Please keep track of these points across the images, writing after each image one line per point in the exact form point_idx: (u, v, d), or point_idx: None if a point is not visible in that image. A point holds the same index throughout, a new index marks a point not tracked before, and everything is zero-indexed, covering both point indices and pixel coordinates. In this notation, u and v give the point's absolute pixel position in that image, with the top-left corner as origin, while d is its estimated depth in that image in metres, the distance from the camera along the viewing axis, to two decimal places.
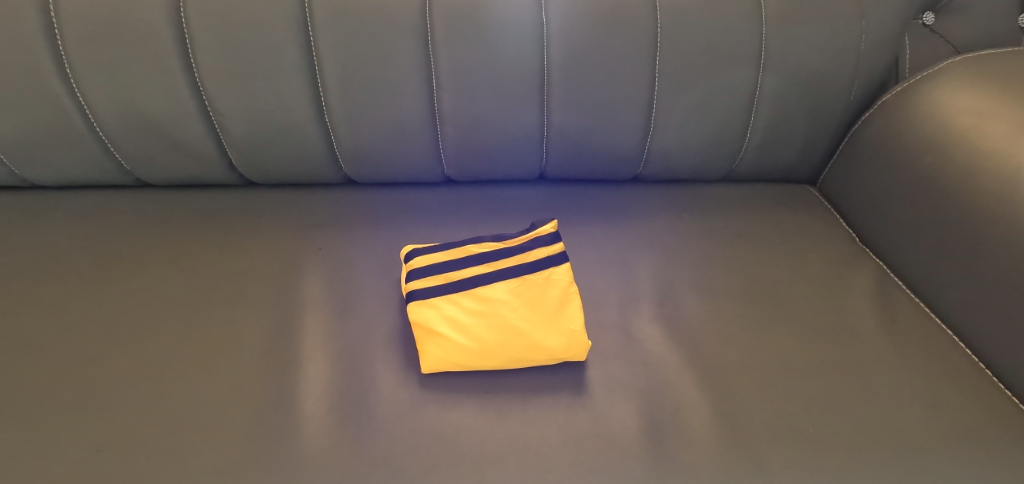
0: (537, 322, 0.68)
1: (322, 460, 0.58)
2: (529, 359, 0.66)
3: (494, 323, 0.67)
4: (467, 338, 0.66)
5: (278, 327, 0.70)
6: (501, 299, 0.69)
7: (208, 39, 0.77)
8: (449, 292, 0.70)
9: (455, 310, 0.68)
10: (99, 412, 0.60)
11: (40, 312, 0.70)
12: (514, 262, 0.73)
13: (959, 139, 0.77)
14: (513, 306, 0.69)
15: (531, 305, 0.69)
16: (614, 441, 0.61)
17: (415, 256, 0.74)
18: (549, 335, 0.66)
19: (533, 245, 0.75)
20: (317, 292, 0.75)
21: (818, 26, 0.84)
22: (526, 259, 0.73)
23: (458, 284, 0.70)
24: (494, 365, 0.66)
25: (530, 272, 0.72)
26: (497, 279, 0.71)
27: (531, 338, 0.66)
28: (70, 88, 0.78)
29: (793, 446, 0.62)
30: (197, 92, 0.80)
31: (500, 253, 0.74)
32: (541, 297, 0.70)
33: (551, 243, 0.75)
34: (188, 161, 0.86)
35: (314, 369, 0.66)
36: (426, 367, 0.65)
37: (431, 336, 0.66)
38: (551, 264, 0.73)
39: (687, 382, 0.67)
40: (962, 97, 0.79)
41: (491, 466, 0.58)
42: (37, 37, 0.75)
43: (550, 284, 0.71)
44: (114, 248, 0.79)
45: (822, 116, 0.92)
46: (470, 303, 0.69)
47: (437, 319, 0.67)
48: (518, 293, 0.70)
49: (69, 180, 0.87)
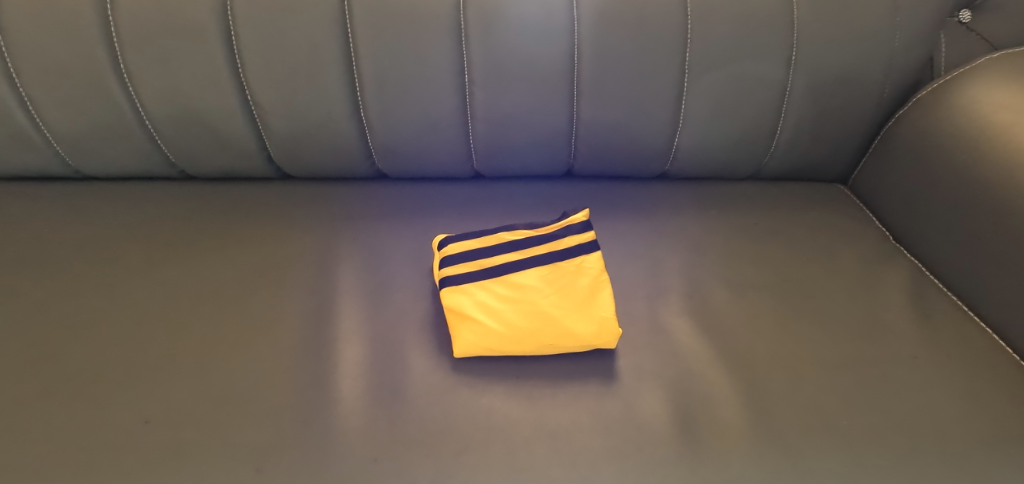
0: (569, 308, 0.68)
1: (357, 439, 0.59)
2: (560, 346, 0.67)
3: (525, 309, 0.68)
4: (500, 323, 0.67)
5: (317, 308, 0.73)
6: (533, 286, 0.70)
7: (252, 37, 0.80)
8: (481, 279, 0.71)
9: (487, 296, 0.70)
10: (146, 387, 0.63)
11: (92, 294, 0.73)
12: (545, 250, 0.74)
13: (999, 135, 0.76)
14: (545, 293, 0.70)
15: (562, 292, 0.70)
16: (644, 429, 0.62)
17: (448, 244, 0.75)
18: (580, 323, 0.67)
19: (564, 234, 0.76)
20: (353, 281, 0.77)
21: (851, 23, 0.84)
22: (558, 247, 0.74)
23: (491, 270, 0.72)
24: (526, 350, 0.67)
25: (561, 261, 0.73)
26: (529, 267, 0.72)
27: (562, 324, 0.67)
28: (123, 84, 0.82)
29: (827, 439, 0.62)
30: (240, 87, 0.83)
31: (531, 241, 0.75)
32: (571, 285, 0.71)
33: (582, 232, 0.76)
34: (229, 155, 0.89)
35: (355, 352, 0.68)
36: (458, 352, 0.66)
37: (464, 320, 0.67)
38: (582, 253, 0.74)
39: (716, 374, 0.67)
40: (1001, 93, 0.78)
41: (521, 449, 0.59)
42: (94, 34, 0.79)
43: (581, 272, 0.72)
44: (160, 237, 0.82)
45: (855, 114, 0.91)
46: (501, 289, 0.70)
47: (468, 304, 0.68)
48: (549, 280, 0.71)
49: (118, 172, 0.91)
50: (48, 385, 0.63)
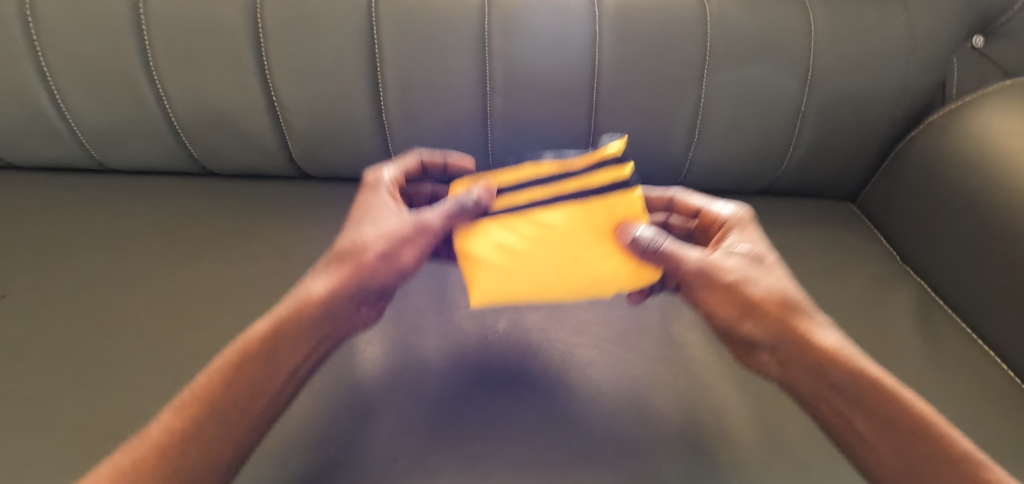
0: (599, 254, 0.62)
1: (380, 439, 0.62)
2: (593, 292, 0.62)
3: (553, 253, 0.61)
4: (520, 267, 0.61)
5: (385, 189, 0.67)
6: (562, 225, 0.61)
7: (281, 40, 0.82)
8: (500, 219, 0.62)
9: (507, 236, 0.62)
10: (175, 381, 0.66)
11: (120, 288, 0.76)
12: (575, 186, 0.62)
13: (1008, 163, 0.78)
14: (576, 233, 0.61)
15: (595, 234, 0.62)
16: (656, 437, 0.64)
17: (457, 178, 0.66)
18: (616, 271, 0.62)
19: (601, 168, 0.63)
20: (431, 193, 0.74)
21: (865, 47, 0.86)
22: (590, 182, 0.62)
23: (512, 208, 0.63)
24: (557, 294, 0.62)
25: (594, 199, 0.62)
26: (556, 204, 0.62)
27: (598, 273, 0.62)
28: (151, 79, 0.83)
29: (832, 454, 0.64)
30: (266, 88, 0.85)
31: (560, 175, 0.63)
32: (605, 226, 0.62)
33: (617, 167, 0.63)
34: (252, 153, 0.91)
35: (408, 269, 0.63)
36: (475, 299, 0.62)
37: (480, 264, 0.62)
38: (619, 190, 0.63)
39: (726, 386, 0.69)
40: (1011, 121, 0.80)
41: (537, 454, 0.62)
42: (126, 32, 0.80)
43: (617, 213, 0.62)
44: (184, 232, 0.84)
45: (868, 134, 0.93)
46: (525, 228, 0.62)
47: (488, 245, 0.62)
48: (581, 218, 0.62)
49: (142, 166, 0.92)
50: (84, 376, 0.66)
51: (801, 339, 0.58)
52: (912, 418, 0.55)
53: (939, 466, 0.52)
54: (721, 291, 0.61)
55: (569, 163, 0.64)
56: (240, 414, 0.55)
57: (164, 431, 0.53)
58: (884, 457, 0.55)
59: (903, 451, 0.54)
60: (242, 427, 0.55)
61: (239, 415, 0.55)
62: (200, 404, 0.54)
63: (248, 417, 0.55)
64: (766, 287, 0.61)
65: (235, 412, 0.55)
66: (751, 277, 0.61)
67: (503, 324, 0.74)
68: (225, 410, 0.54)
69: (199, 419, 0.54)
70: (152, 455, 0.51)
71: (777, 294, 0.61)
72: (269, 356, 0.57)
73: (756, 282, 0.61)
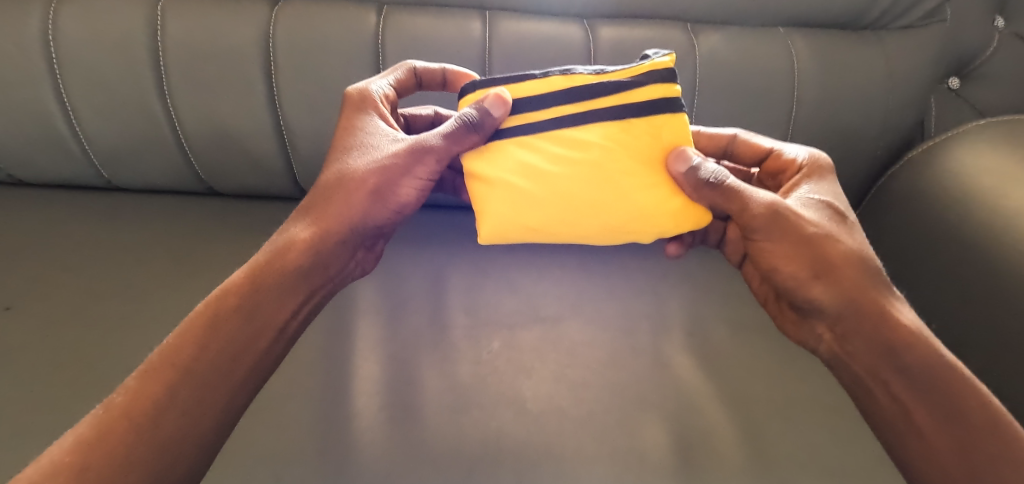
0: (635, 182, 0.62)
1: (375, 454, 0.63)
2: (628, 226, 0.64)
3: (581, 175, 0.62)
4: (543, 190, 0.62)
5: (378, 115, 0.69)
6: (594, 145, 0.62)
7: (291, 68, 0.86)
8: (526, 137, 0.63)
9: (532, 157, 0.63)
10: None
11: (125, 304, 0.78)
12: (615, 102, 0.62)
13: (984, 197, 0.81)
14: (611, 154, 0.62)
15: (629, 155, 0.62)
16: (646, 457, 0.65)
17: (470, 92, 0.65)
18: (652, 205, 0.63)
19: (645, 83, 0.62)
20: (431, 119, 0.78)
21: (846, 87, 0.91)
22: (630, 97, 0.62)
23: (537, 127, 0.63)
24: (586, 223, 0.64)
25: (634, 117, 0.62)
26: (590, 123, 0.62)
27: (634, 204, 0.63)
28: (164, 102, 0.87)
29: (815, 476, 0.66)
30: (274, 112, 0.88)
31: (596, 88, 0.62)
32: (641, 149, 0.62)
33: (667, 81, 0.62)
34: (258, 175, 0.93)
35: (405, 204, 0.67)
36: (489, 224, 0.63)
37: (497, 186, 0.63)
38: (666, 111, 0.62)
39: (715, 408, 0.71)
40: (986, 158, 0.84)
41: (529, 471, 0.63)
42: (144, 58, 0.84)
43: (657, 138, 0.62)
44: (188, 250, 0.86)
45: (851, 168, 0.97)
46: (552, 148, 0.63)
47: (511, 166, 0.63)
48: (616, 139, 0.62)
49: (149, 185, 0.95)
50: (91, 389, 0.68)
51: (873, 314, 0.63)
52: (986, 410, 0.59)
53: (1003, 461, 0.56)
54: (792, 246, 0.64)
55: (607, 73, 0.63)
56: (215, 374, 0.58)
57: (135, 400, 0.55)
58: (935, 438, 0.60)
59: (962, 442, 0.58)
60: (227, 387, 0.58)
61: (214, 376, 0.58)
62: (173, 367, 0.57)
63: (232, 376, 0.59)
64: (853, 252, 0.64)
65: (218, 374, 0.58)
66: (833, 235, 0.65)
67: (497, 344, 0.75)
68: (205, 371, 0.57)
69: (175, 382, 0.56)
70: (126, 419, 0.54)
71: (865, 262, 0.65)
72: (247, 312, 0.61)
73: (841, 242, 0.65)
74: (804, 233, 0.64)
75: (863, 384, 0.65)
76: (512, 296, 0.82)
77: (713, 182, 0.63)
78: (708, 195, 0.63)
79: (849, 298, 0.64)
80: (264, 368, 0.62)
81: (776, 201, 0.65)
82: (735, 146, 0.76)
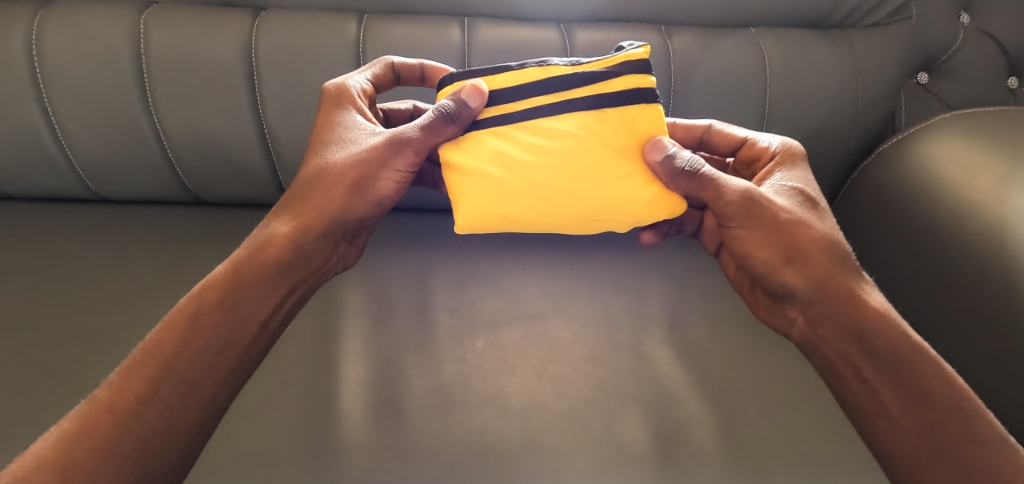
0: (610, 171, 0.63)
1: (361, 452, 0.65)
2: (603, 217, 0.64)
3: (557, 164, 0.63)
4: (517, 179, 0.63)
5: (356, 109, 0.70)
6: (569, 134, 0.63)
7: (274, 78, 0.87)
8: (501, 128, 0.64)
9: (507, 147, 0.64)
10: None
11: (114, 313, 0.79)
12: (590, 92, 0.63)
13: (950, 187, 0.84)
14: (586, 144, 0.63)
15: (604, 144, 0.63)
16: (626, 448, 0.67)
17: (448, 84, 0.66)
18: (625, 193, 0.63)
19: (620, 73, 0.63)
20: (410, 112, 0.79)
21: (816, 84, 0.94)
22: (605, 87, 0.63)
23: (513, 118, 0.64)
24: (562, 213, 0.64)
25: (609, 107, 0.63)
26: (565, 112, 0.63)
27: (609, 193, 0.63)
28: (149, 113, 0.88)
29: (790, 461, 0.68)
30: (258, 121, 0.90)
31: (571, 79, 0.63)
32: (615, 138, 0.63)
33: (640, 72, 0.63)
34: (243, 183, 0.95)
35: (384, 197, 0.68)
36: (466, 214, 0.63)
37: (473, 176, 0.63)
38: (640, 100, 0.64)
39: (693, 399, 0.73)
40: (952, 150, 0.87)
41: (511, 465, 0.65)
42: (128, 71, 0.86)
43: (631, 126, 0.64)
44: (175, 259, 0.87)
45: (824, 163, 0.99)
46: (527, 139, 0.64)
47: (488, 156, 0.64)
48: (590, 129, 0.63)
49: (135, 196, 0.96)
50: (81, 397, 0.69)
51: (844, 299, 0.64)
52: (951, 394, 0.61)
53: (962, 443, 0.59)
54: (764, 233, 0.65)
55: (581, 64, 0.64)
56: (198, 368, 0.59)
57: (119, 395, 0.56)
58: (900, 419, 0.62)
59: (926, 425, 0.61)
60: (211, 384, 0.60)
61: (198, 372, 0.59)
62: (154, 362, 0.58)
63: (216, 373, 0.60)
64: (824, 238, 0.66)
65: (199, 369, 0.59)
66: (802, 221, 0.66)
67: (480, 343, 0.77)
68: (185, 368, 0.59)
69: (155, 378, 0.57)
70: (109, 417, 0.55)
71: (835, 248, 0.66)
72: (230, 307, 0.62)
73: (812, 228, 0.66)
74: (776, 220, 0.65)
75: (834, 370, 0.67)
76: (495, 296, 0.84)
77: (689, 171, 0.63)
78: (682, 184, 0.64)
79: (821, 284, 0.65)
80: (247, 364, 0.63)
81: (750, 188, 0.66)
82: (709, 136, 0.77)
